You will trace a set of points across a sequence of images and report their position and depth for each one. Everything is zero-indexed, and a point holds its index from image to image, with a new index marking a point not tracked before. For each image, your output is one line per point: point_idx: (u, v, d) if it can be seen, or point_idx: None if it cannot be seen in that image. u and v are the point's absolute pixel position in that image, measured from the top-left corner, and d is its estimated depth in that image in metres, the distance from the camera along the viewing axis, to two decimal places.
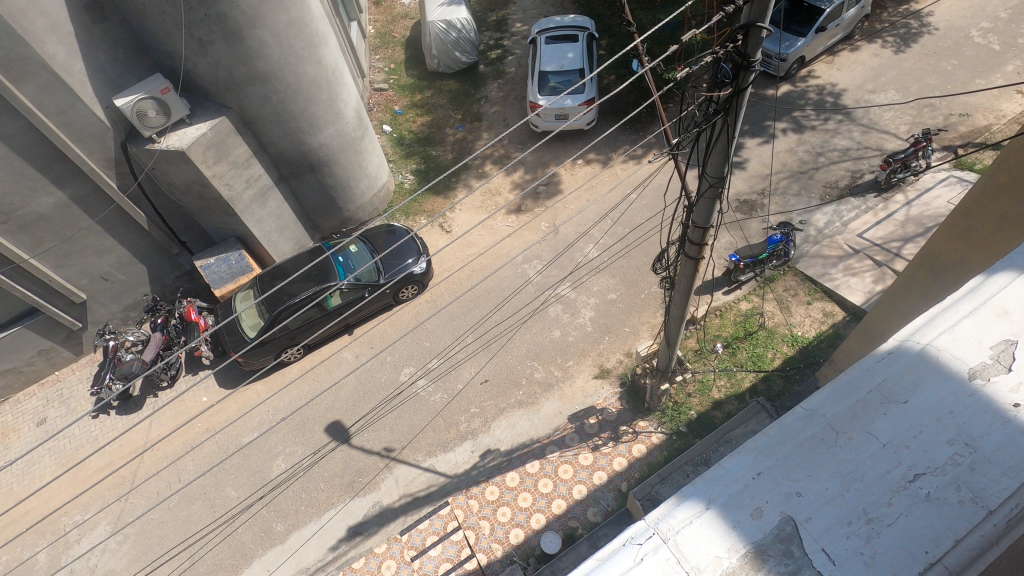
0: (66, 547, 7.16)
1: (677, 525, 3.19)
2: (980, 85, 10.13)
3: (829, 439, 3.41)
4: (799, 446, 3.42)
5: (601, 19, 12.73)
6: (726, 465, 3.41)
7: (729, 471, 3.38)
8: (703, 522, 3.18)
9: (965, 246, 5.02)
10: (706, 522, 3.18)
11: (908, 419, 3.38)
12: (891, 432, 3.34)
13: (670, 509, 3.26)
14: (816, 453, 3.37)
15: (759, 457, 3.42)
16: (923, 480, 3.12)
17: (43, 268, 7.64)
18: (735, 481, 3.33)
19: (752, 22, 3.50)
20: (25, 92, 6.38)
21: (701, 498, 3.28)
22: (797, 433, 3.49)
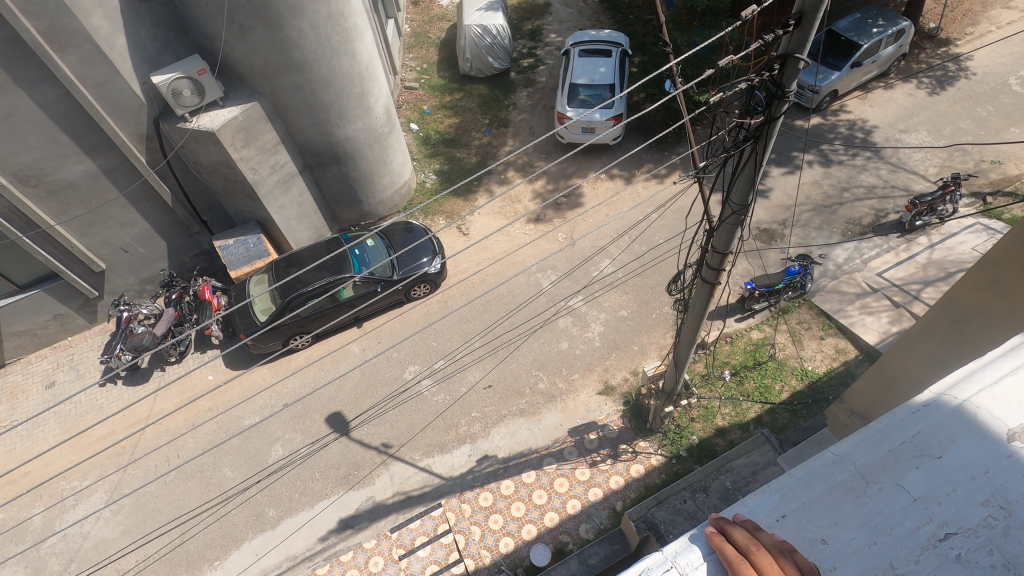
0: (62, 512, 7.24)
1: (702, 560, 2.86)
2: (1013, 134, 10.01)
3: (857, 487, 3.12)
4: (826, 491, 3.12)
5: (636, 37, 12.76)
6: (748, 503, 3.12)
7: (751, 510, 3.08)
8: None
9: (990, 297, 4.93)
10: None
11: (941, 476, 3.08)
12: (923, 486, 3.05)
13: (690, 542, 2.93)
14: (843, 500, 3.07)
15: (784, 499, 3.12)
16: (954, 540, 2.81)
17: (67, 235, 7.78)
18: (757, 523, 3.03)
19: (790, 52, 3.49)
20: (67, 62, 6.52)
21: None
22: (825, 478, 3.19)
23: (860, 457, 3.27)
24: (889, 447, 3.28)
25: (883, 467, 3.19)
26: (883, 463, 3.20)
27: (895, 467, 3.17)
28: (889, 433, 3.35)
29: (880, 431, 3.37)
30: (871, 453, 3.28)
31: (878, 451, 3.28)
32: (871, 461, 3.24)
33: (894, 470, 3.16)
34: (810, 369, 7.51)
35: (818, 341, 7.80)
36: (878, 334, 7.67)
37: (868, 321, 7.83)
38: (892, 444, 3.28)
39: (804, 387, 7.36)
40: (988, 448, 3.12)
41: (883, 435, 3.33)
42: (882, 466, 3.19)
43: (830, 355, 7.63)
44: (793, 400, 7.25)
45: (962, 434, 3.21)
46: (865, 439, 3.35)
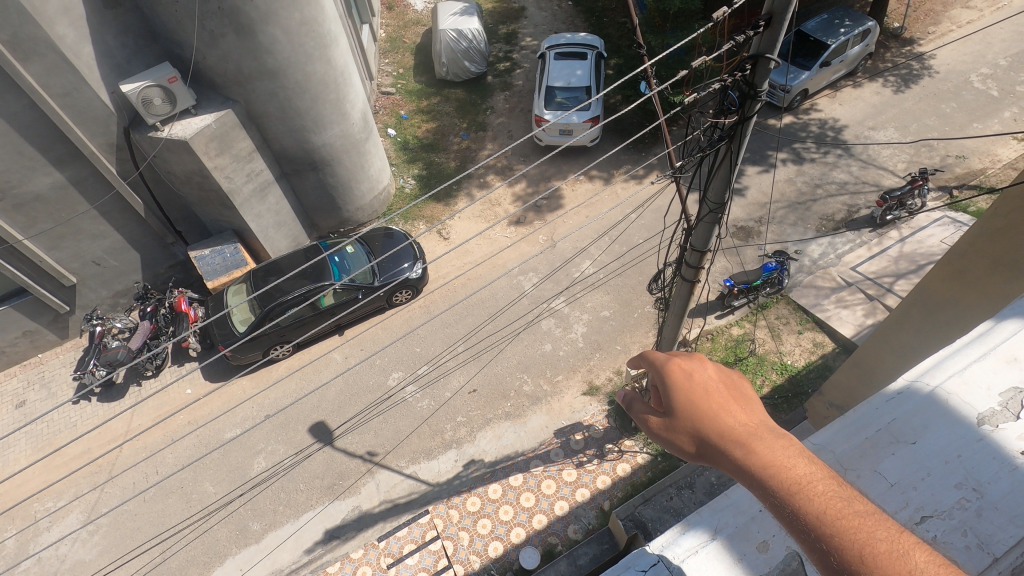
0: (36, 534, 7.03)
1: (682, 555, 3.18)
2: (976, 129, 10.32)
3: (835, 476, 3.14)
4: None
5: (610, 40, 12.90)
6: (733, 495, 3.32)
7: (736, 501, 3.29)
8: (709, 553, 3.14)
9: (960, 288, 5.05)
10: (711, 553, 3.14)
11: (916, 461, 3.09)
12: (900, 472, 3.06)
13: (677, 536, 3.25)
14: None
15: None
16: (930, 524, 2.82)
17: (35, 249, 7.56)
18: (743, 511, 3.25)
19: (761, 53, 3.54)
20: (32, 71, 6.35)
21: (708, 527, 3.24)
22: None
23: (837, 446, 3.29)
24: (866, 435, 3.29)
25: (860, 454, 3.20)
26: (860, 451, 3.22)
27: (872, 454, 3.18)
28: (865, 421, 3.35)
29: (856, 419, 3.39)
30: (848, 441, 3.29)
31: (855, 439, 3.29)
32: (850, 448, 3.25)
33: (870, 456, 3.18)
34: (789, 364, 7.64)
35: (797, 336, 7.94)
36: (853, 327, 7.82)
37: (844, 314, 7.99)
38: (868, 432, 3.29)
39: (783, 381, 7.48)
40: (959, 432, 3.13)
41: (858, 424, 3.35)
42: (859, 453, 3.21)
43: (808, 349, 7.77)
44: (774, 394, 7.36)
45: (934, 420, 3.22)
46: (842, 427, 3.37)
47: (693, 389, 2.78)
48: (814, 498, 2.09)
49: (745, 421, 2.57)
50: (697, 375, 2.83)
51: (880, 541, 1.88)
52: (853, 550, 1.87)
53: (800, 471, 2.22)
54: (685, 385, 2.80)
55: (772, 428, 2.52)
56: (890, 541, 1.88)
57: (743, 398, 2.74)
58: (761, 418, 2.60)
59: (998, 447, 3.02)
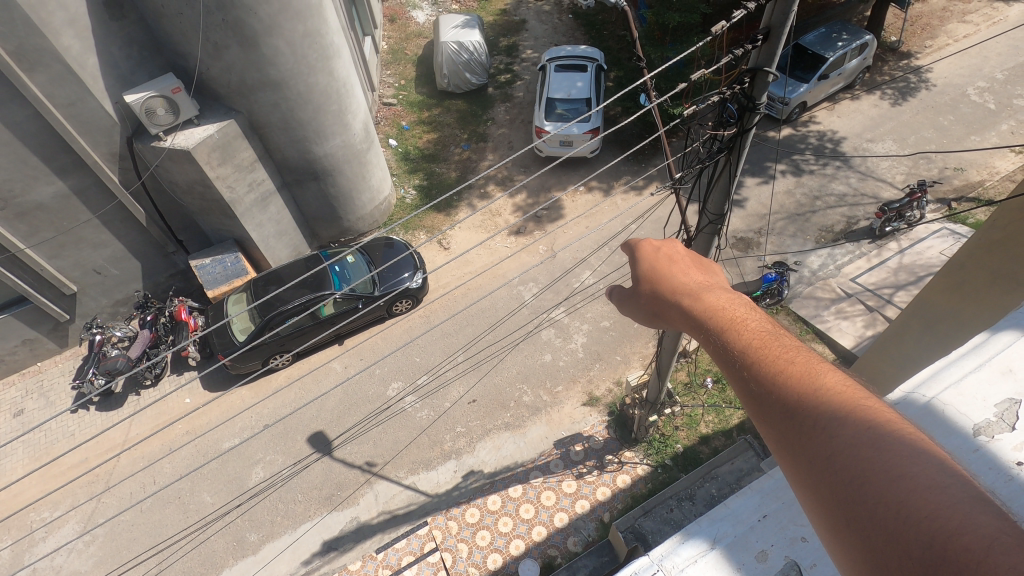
0: (31, 545, 6.98)
1: (680, 564, 3.06)
2: (974, 142, 10.39)
3: None
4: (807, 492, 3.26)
5: (610, 53, 13.04)
6: (732, 505, 3.28)
7: (735, 511, 3.25)
8: (709, 562, 3.05)
9: (959, 300, 5.04)
10: (711, 563, 3.04)
11: None
12: None
13: (675, 546, 3.12)
14: None
15: (765, 499, 3.27)
16: None
17: (37, 258, 7.58)
18: (742, 521, 3.20)
19: (759, 66, 3.58)
20: (37, 82, 6.41)
21: (706, 537, 3.14)
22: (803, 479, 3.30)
23: None
24: None
25: None
26: None
27: None
28: None
29: None
30: None
31: None
32: None
33: None
34: None
35: None
36: (853, 338, 7.81)
37: (844, 326, 7.98)
38: None
39: None
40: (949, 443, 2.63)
41: None
42: None
43: None
44: None
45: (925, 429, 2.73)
46: None
47: (664, 267, 3.01)
48: (743, 333, 2.27)
49: (701, 288, 2.76)
50: (671, 257, 3.05)
51: (789, 359, 2.04)
52: (759, 361, 2.06)
53: (738, 316, 2.40)
54: (657, 264, 3.03)
55: (727, 292, 2.70)
56: (799, 359, 2.04)
57: (711, 278, 2.92)
58: (721, 287, 2.77)
59: (997, 459, 2.50)
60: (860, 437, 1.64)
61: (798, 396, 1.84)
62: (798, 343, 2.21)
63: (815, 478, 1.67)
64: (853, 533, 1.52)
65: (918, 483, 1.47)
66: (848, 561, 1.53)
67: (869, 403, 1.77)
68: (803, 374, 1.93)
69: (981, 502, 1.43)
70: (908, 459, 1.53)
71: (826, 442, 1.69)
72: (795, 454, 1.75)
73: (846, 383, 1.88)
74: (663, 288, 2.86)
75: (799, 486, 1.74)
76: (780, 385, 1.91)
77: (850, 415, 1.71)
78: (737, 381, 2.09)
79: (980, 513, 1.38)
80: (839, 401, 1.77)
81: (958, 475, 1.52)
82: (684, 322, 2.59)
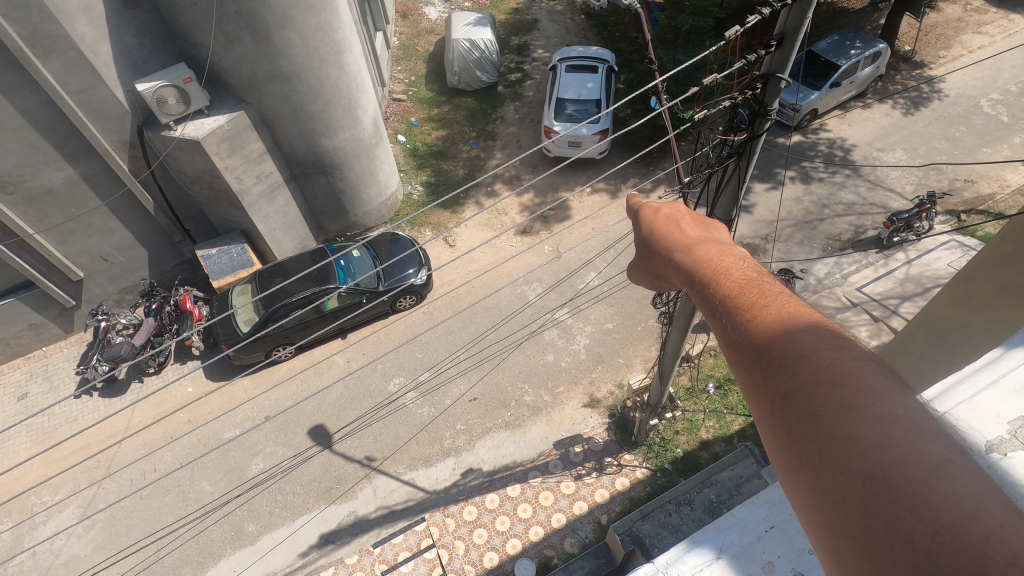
0: (31, 528, 7.03)
1: (687, 571, 3.47)
2: (985, 154, 10.33)
3: None
4: None
5: (622, 54, 13.04)
6: (739, 516, 3.69)
7: (742, 521, 3.66)
8: (714, 570, 3.47)
9: (965, 312, 5.01)
10: (717, 570, 3.46)
11: None
12: None
13: (683, 555, 3.53)
14: None
15: (772, 510, 3.70)
16: None
17: (44, 243, 7.62)
18: (748, 531, 3.60)
19: (772, 72, 3.57)
20: (50, 68, 6.44)
21: (713, 546, 3.56)
22: None
23: None
24: None
25: None
26: None
27: None
28: None
29: None
30: None
31: None
32: None
33: None
34: None
35: None
36: None
37: None
38: None
39: None
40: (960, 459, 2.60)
41: None
42: None
43: None
44: None
45: None
46: None
47: (663, 221, 3.00)
48: (730, 286, 2.32)
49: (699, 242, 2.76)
50: (670, 212, 3.01)
51: (770, 308, 2.09)
52: (742, 314, 2.13)
53: (729, 269, 2.44)
54: (658, 218, 2.99)
55: (724, 247, 2.72)
56: (779, 307, 2.08)
57: (711, 230, 2.88)
58: (718, 240, 2.78)
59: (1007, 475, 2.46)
60: (821, 377, 1.71)
61: (770, 344, 1.92)
62: (784, 292, 2.24)
63: (779, 419, 1.77)
64: (808, 467, 1.62)
65: (868, 417, 1.54)
66: (804, 492, 1.64)
67: (840, 344, 1.82)
68: (780, 322, 1.99)
69: (930, 433, 1.49)
70: (862, 395, 1.60)
71: (790, 384, 1.77)
72: (767, 398, 1.84)
73: (821, 328, 1.92)
74: (660, 241, 2.87)
75: (768, 428, 1.83)
76: (756, 333, 1.99)
77: (817, 357, 1.77)
78: (721, 331, 2.17)
79: (924, 444, 1.45)
80: (810, 345, 1.83)
81: (915, 408, 1.57)
82: (677, 276, 2.64)
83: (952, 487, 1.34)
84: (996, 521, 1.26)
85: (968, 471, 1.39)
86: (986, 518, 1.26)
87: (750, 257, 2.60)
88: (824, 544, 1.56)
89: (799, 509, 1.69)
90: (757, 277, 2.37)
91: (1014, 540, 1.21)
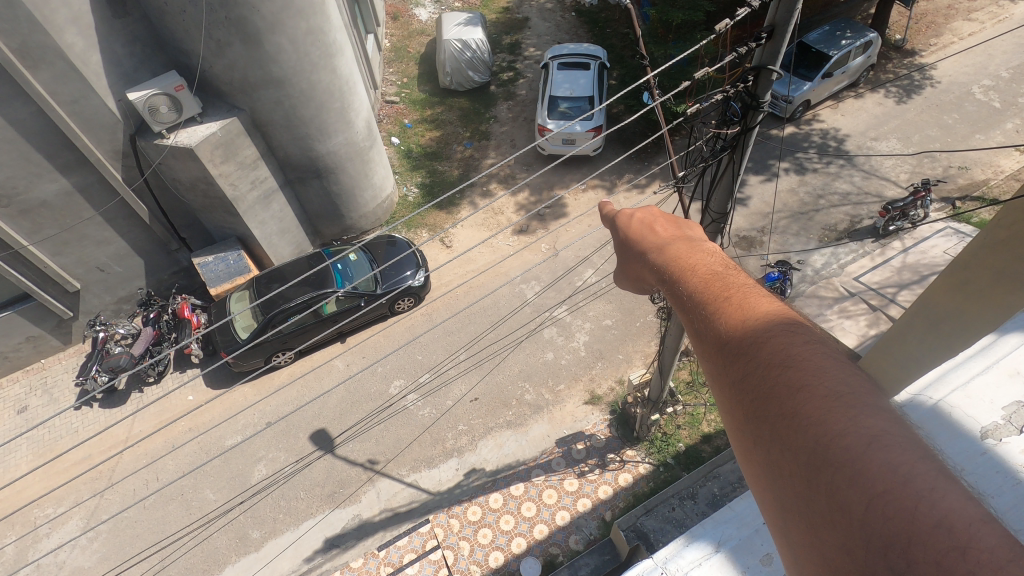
0: (35, 541, 7.02)
1: (686, 566, 3.74)
2: (978, 140, 10.35)
3: None
4: None
5: (614, 50, 13.05)
6: (737, 510, 3.95)
7: (740, 515, 3.91)
8: (712, 565, 3.72)
9: (963, 299, 5.00)
10: (715, 564, 3.72)
11: None
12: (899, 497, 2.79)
13: (681, 550, 3.81)
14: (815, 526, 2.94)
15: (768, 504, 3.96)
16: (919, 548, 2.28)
17: (40, 255, 7.60)
18: (746, 524, 3.86)
19: (763, 64, 3.57)
20: (41, 79, 6.42)
21: (711, 541, 3.82)
22: None
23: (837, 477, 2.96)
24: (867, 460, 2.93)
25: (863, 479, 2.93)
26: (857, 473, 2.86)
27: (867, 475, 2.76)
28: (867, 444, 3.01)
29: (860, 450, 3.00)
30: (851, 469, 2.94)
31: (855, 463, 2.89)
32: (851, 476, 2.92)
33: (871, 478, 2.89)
34: None
35: None
36: (857, 337, 7.75)
37: (847, 325, 7.93)
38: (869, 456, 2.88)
39: None
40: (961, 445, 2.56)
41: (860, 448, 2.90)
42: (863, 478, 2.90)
43: None
44: None
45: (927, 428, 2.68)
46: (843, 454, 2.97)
47: (635, 217, 2.98)
48: (696, 279, 2.32)
49: (670, 235, 2.76)
50: (642, 209, 2.98)
51: (732, 297, 2.10)
52: (704, 304, 2.15)
53: (695, 260, 2.45)
54: (630, 215, 2.97)
55: (694, 239, 2.72)
56: (740, 295, 2.10)
57: (683, 224, 2.87)
58: (688, 232, 2.77)
59: (1003, 460, 2.44)
60: (775, 360, 1.74)
61: (729, 333, 1.94)
62: (748, 281, 2.26)
63: (735, 402, 1.80)
64: (760, 446, 1.65)
65: (815, 396, 1.57)
66: (758, 470, 1.68)
67: (796, 329, 1.85)
68: (739, 310, 2.00)
69: (874, 408, 1.54)
70: (811, 375, 1.64)
71: (745, 368, 1.79)
72: (725, 384, 1.88)
73: (779, 314, 1.94)
74: (632, 236, 2.86)
75: (727, 412, 1.87)
76: (716, 323, 2.01)
77: (772, 342, 1.80)
78: (686, 321, 2.20)
79: (866, 419, 1.49)
80: (766, 330, 1.86)
81: (862, 387, 1.62)
82: (647, 270, 2.65)
83: (888, 456, 1.38)
84: (927, 487, 1.31)
85: (906, 443, 1.44)
86: (918, 484, 1.32)
87: (718, 248, 2.61)
88: (777, 519, 1.61)
89: (754, 488, 1.74)
90: (723, 268, 2.38)
91: (943, 505, 1.27)
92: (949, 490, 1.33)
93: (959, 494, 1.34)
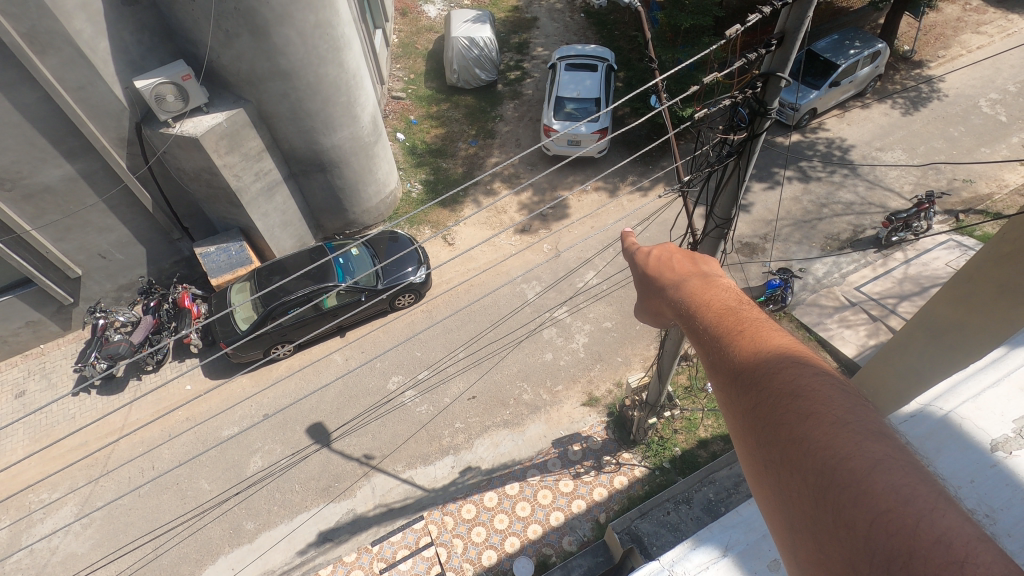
0: (29, 526, 7.03)
1: (693, 568, 3.77)
2: (983, 154, 10.37)
3: None
4: None
5: (622, 53, 13.09)
6: (744, 513, 3.96)
7: (746, 519, 3.92)
8: (719, 568, 3.76)
9: (965, 312, 4.98)
10: (722, 568, 3.76)
11: None
12: None
13: (688, 553, 3.84)
14: None
15: None
16: None
17: (42, 240, 7.59)
18: (753, 529, 3.88)
19: (772, 71, 3.55)
20: (48, 64, 6.40)
21: (719, 544, 3.85)
22: None
23: None
24: None
25: None
26: None
27: None
28: None
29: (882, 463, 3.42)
30: None
31: None
32: None
33: None
34: None
35: None
36: (856, 347, 7.76)
37: (847, 334, 7.94)
38: None
39: None
40: (972, 457, 3.25)
41: None
42: None
43: None
44: None
45: (947, 444, 3.35)
46: None
47: (652, 252, 3.00)
48: (712, 312, 2.31)
49: (685, 270, 2.78)
50: (659, 244, 3.01)
51: (745, 329, 2.12)
52: (716, 333, 2.16)
53: (709, 293, 2.47)
54: (646, 250, 3.01)
55: (710, 275, 2.70)
56: (752, 327, 2.12)
57: (698, 259, 2.88)
58: (704, 267, 2.78)
59: (1011, 473, 3.12)
60: (785, 387, 1.75)
61: (742, 362, 1.95)
62: (761, 314, 2.28)
63: (747, 428, 1.80)
64: (770, 469, 1.66)
65: (823, 419, 1.59)
66: (766, 491, 1.68)
67: (805, 359, 1.87)
68: (751, 341, 2.02)
69: (880, 434, 1.56)
70: (818, 401, 1.66)
71: (755, 395, 1.80)
72: (737, 411, 1.87)
73: (789, 346, 1.97)
74: (649, 271, 2.88)
75: (738, 436, 1.87)
76: (730, 352, 2.02)
77: (780, 372, 1.82)
78: (702, 352, 2.19)
79: (871, 443, 1.51)
80: (777, 359, 1.88)
81: (867, 415, 1.63)
82: (663, 302, 2.65)
83: (891, 477, 1.40)
84: (929, 507, 1.33)
85: (908, 467, 1.45)
86: (919, 504, 1.33)
87: (733, 284, 2.62)
88: (785, 541, 1.59)
89: (762, 509, 1.73)
90: (738, 303, 2.39)
91: (943, 524, 1.28)
92: (952, 512, 1.34)
93: (962, 517, 1.34)
